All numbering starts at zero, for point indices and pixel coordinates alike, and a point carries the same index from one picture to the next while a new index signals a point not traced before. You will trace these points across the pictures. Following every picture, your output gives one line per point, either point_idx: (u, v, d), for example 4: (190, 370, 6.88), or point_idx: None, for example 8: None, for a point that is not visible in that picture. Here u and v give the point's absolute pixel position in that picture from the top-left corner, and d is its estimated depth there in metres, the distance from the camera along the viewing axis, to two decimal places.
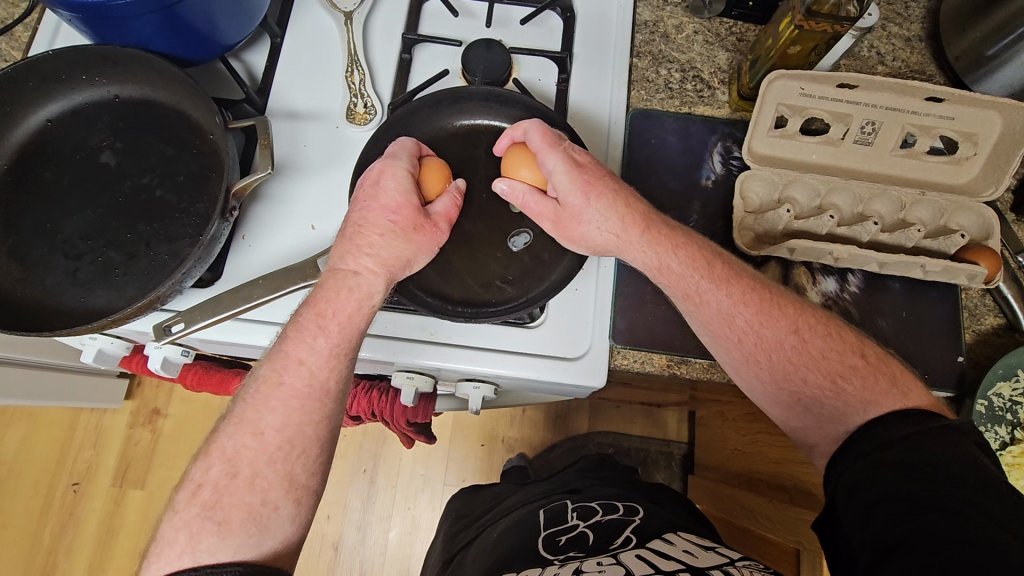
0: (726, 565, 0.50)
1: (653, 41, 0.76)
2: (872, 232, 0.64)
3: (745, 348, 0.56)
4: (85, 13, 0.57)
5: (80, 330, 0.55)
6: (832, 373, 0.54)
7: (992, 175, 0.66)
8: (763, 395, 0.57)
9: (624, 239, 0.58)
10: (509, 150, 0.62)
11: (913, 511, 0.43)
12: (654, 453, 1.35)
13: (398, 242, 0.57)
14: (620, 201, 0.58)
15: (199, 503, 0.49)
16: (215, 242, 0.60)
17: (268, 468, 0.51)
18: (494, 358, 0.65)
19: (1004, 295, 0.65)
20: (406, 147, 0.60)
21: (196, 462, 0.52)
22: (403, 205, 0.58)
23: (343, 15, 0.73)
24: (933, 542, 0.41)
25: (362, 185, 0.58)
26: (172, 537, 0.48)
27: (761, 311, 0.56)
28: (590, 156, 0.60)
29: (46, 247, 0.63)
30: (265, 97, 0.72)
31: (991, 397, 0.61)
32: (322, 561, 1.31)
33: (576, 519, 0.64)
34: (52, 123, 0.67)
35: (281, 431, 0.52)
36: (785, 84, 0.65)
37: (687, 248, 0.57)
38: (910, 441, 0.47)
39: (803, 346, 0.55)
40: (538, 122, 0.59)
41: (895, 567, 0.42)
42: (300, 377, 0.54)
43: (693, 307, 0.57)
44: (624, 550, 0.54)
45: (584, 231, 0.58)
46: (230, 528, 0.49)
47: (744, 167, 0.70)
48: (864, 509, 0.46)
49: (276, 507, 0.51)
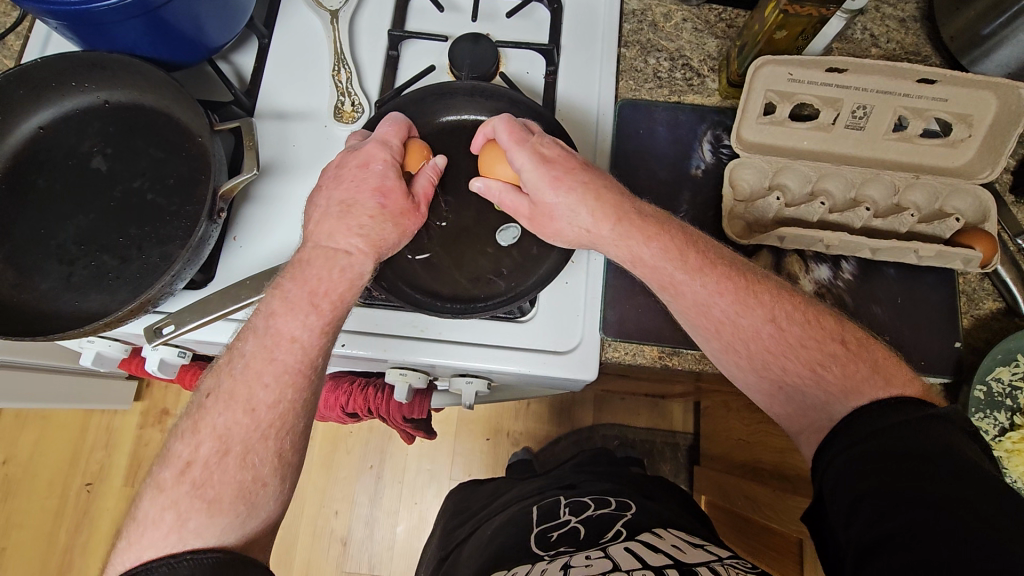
0: (713, 561, 0.50)
1: (641, 30, 0.75)
2: (864, 218, 0.64)
3: (723, 337, 0.56)
4: (70, 20, 0.58)
5: (73, 333, 0.56)
6: (811, 361, 0.53)
7: (989, 157, 0.64)
8: (746, 381, 0.57)
9: (596, 233, 0.58)
10: (483, 147, 0.63)
11: (900, 508, 0.43)
12: (660, 444, 1.34)
13: (387, 224, 0.58)
14: (590, 193, 0.57)
15: (189, 482, 0.49)
16: (204, 243, 0.61)
17: (260, 444, 0.52)
18: (486, 353, 0.65)
19: (1003, 279, 0.64)
20: (398, 121, 0.61)
21: (181, 438, 0.52)
22: (390, 188, 0.58)
23: (329, 14, 0.73)
24: (920, 540, 0.41)
25: (351, 165, 0.59)
26: (159, 516, 0.48)
27: (736, 298, 0.55)
28: (560, 148, 0.59)
29: (41, 253, 0.64)
30: (253, 98, 0.72)
31: (990, 383, 0.60)
32: (331, 556, 1.33)
33: (568, 514, 0.65)
34: (44, 130, 0.68)
35: (273, 407, 0.52)
36: (773, 71, 0.64)
37: (660, 239, 0.56)
38: (900, 429, 0.47)
39: (780, 334, 0.54)
40: (505, 118, 0.59)
41: (883, 564, 0.41)
42: (293, 353, 0.53)
43: (670, 297, 0.57)
44: (614, 544, 0.55)
45: (557, 227, 0.59)
46: (219, 507, 0.49)
47: (735, 155, 0.69)
48: (848, 504, 0.46)
49: (266, 484, 0.52)
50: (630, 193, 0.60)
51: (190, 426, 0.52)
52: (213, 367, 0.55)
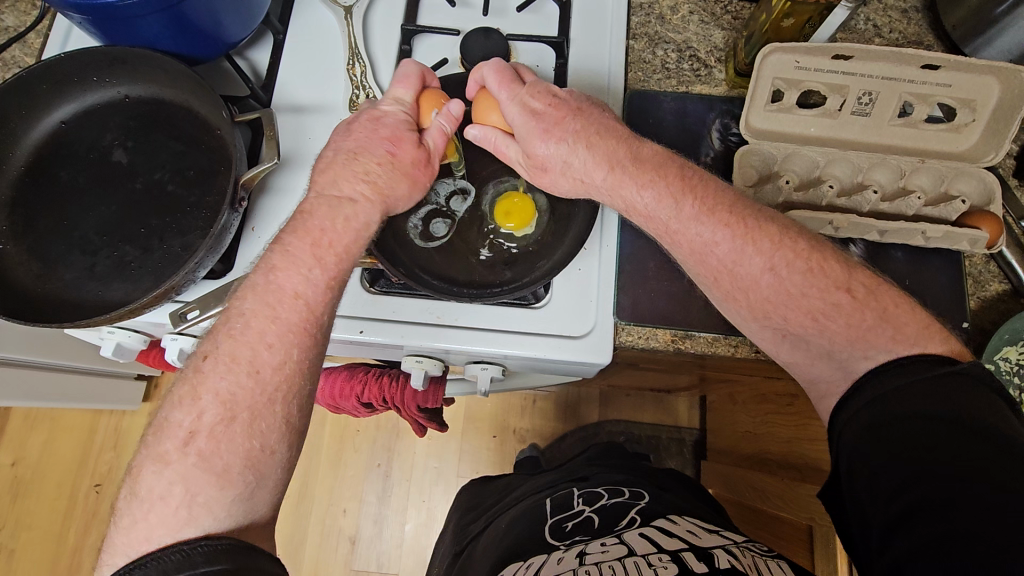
0: (729, 545, 0.51)
1: (649, 23, 0.76)
2: (872, 201, 0.65)
3: (722, 285, 0.57)
4: (93, 14, 0.59)
5: (97, 321, 0.58)
6: (813, 311, 0.54)
7: (993, 141, 0.66)
8: (749, 331, 0.58)
9: (589, 182, 0.61)
10: (477, 94, 0.65)
11: (922, 477, 0.43)
12: (666, 439, 1.35)
13: (394, 175, 0.61)
14: (581, 141, 0.60)
15: (195, 453, 0.49)
16: (226, 232, 0.62)
17: (268, 410, 0.52)
18: (503, 339, 0.66)
19: (1007, 260, 0.65)
20: (410, 72, 0.62)
21: (179, 406, 0.51)
22: (401, 139, 0.61)
23: (343, 10, 0.75)
24: (947, 510, 0.41)
25: (362, 118, 0.62)
26: (167, 491, 0.48)
27: (733, 246, 0.56)
28: (549, 96, 0.61)
29: (64, 244, 0.65)
30: (269, 92, 0.74)
31: (998, 362, 0.61)
32: (339, 555, 1.33)
33: (581, 505, 0.65)
34: (65, 124, 0.69)
35: (279, 368, 0.53)
36: (780, 58, 0.65)
37: (654, 187, 0.58)
38: (909, 393, 0.48)
39: (779, 283, 0.55)
40: (494, 64, 0.62)
41: (912, 537, 0.42)
42: (296, 311, 0.54)
43: (668, 244, 0.59)
44: (629, 530, 0.56)
45: (552, 178, 0.62)
46: (229, 478, 0.50)
47: (743, 142, 0.71)
48: (868, 477, 0.46)
49: (274, 451, 0.52)
50: (628, 134, 0.61)
51: (188, 392, 0.51)
52: (211, 331, 0.55)
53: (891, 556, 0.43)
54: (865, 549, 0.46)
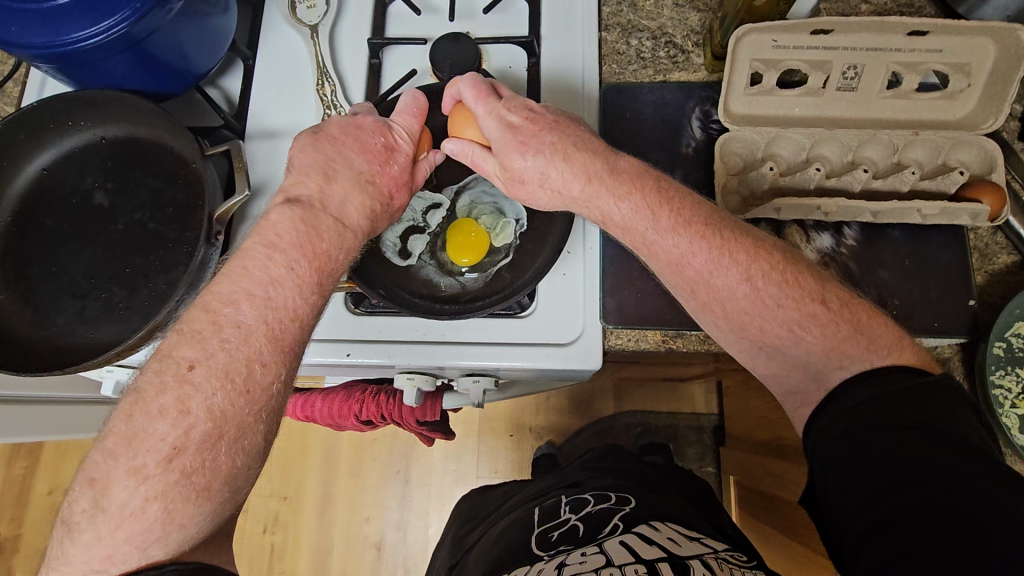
0: (707, 554, 0.50)
1: (621, 12, 0.73)
2: (862, 180, 0.63)
3: (699, 297, 0.55)
4: (60, 61, 0.60)
5: (87, 364, 0.59)
6: (789, 321, 0.52)
7: (991, 105, 0.62)
8: (726, 343, 0.56)
9: (567, 194, 0.59)
10: (453, 109, 0.64)
11: (903, 490, 0.41)
12: (683, 428, 1.30)
13: (384, 216, 0.62)
14: (558, 153, 0.58)
15: (178, 469, 0.46)
16: (205, 266, 0.63)
17: (252, 429, 0.50)
18: (486, 352, 0.65)
19: (1015, 230, 0.62)
20: (421, 107, 0.63)
21: (161, 417, 0.47)
22: (404, 180, 0.62)
23: (309, 29, 0.75)
24: (924, 524, 0.39)
25: (377, 144, 0.60)
26: (138, 510, 0.45)
27: (710, 257, 0.53)
28: (526, 110, 0.60)
29: (54, 289, 0.67)
30: (242, 121, 0.74)
31: (1010, 339, 0.57)
32: (366, 562, 1.35)
33: (568, 512, 0.64)
34: (46, 171, 0.70)
35: (268, 387, 0.51)
36: (756, 38, 0.62)
37: (631, 198, 0.56)
38: (896, 405, 0.46)
39: (755, 293, 0.53)
40: (469, 79, 0.60)
41: (883, 548, 0.40)
42: (295, 333, 0.53)
43: (646, 254, 0.57)
44: (610, 539, 0.55)
45: (530, 189, 0.60)
46: (208, 495, 0.48)
47: (725, 129, 0.68)
48: (845, 487, 0.44)
49: (251, 468, 0.51)
50: (605, 146, 0.59)
51: (173, 404, 0.47)
52: (190, 334, 0.49)
53: (865, 565, 0.41)
54: (843, 560, 0.44)
